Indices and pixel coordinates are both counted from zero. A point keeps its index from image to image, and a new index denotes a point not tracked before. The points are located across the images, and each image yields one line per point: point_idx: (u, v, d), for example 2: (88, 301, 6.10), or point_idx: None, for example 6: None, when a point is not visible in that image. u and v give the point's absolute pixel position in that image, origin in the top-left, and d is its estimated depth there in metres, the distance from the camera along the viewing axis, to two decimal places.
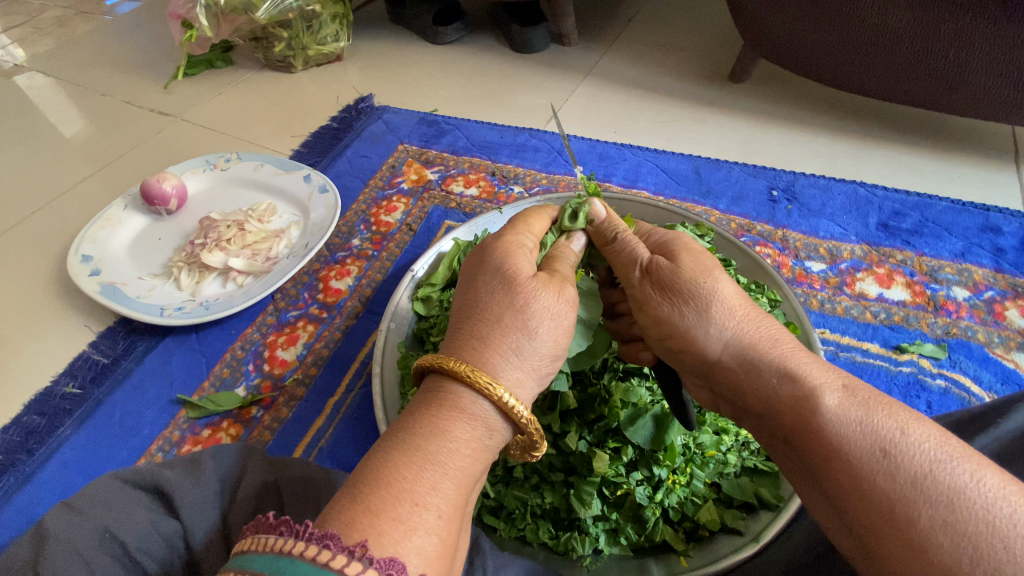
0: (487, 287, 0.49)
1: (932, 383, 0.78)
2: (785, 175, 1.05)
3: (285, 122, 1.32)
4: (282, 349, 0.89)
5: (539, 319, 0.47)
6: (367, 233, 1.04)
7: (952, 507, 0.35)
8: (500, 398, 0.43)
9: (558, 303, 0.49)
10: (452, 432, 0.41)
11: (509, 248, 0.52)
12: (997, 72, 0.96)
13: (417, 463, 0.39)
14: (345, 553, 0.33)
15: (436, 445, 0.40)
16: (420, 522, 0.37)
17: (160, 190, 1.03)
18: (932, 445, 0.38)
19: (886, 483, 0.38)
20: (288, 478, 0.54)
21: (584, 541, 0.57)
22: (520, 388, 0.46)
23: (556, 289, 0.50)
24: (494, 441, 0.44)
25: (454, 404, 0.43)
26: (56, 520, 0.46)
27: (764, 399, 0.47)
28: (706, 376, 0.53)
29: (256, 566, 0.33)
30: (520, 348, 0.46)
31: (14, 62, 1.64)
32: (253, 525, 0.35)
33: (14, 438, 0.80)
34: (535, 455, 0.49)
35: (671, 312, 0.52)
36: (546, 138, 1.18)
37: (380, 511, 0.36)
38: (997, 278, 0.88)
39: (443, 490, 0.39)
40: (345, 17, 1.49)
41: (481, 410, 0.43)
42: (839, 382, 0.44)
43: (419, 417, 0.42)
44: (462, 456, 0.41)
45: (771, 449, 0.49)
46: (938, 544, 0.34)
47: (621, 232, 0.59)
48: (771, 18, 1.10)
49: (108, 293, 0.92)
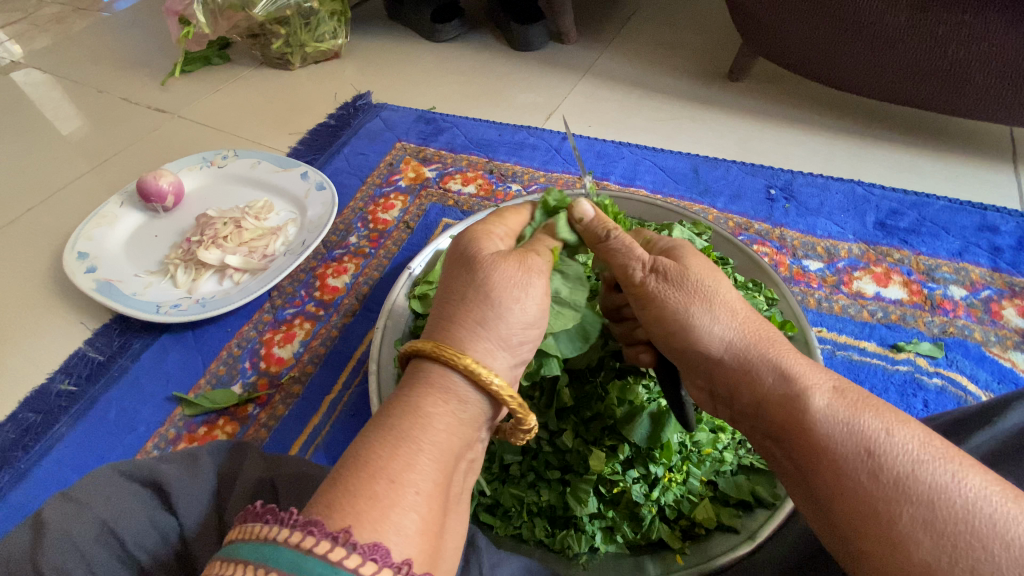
0: (452, 273, 0.49)
1: (929, 381, 0.78)
2: (783, 174, 1.05)
3: (282, 120, 1.31)
4: (278, 347, 0.89)
5: (502, 290, 0.46)
6: (364, 230, 1.04)
7: (933, 506, 0.35)
8: (467, 366, 0.42)
9: (522, 273, 0.48)
10: (424, 409, 0.41)
11: (474, 233, 0.52)
12: (994, 73, 0.96)
13: (392, 442, 0.39)
14: (329, 539, 0.32)
15: (408, 424, 0.40)
16: (398, 499, 0.36)
17: (156, 187, 1.03)
18: (913, 444, 0.38)
19: (871, 484, 0.38)
20: (283, 475, 0.53)
21: (580, 539, 0.57)
22: (491, 359, 0.45)
23: (518, 261, 0.49)
24: (471, 413, 0.43)
25: (424, 381, 0.43)
26: (54, 512, 0.46)
27: (758, 396, 0.47)
28: (710, 376, 0.51)
29: (241, 555, 0.33)
30: (485, 318, 0.45)
31: (10, 59, 1.63)
32: (240, 515, 0.35)
33: (9, 436, 0.80)
34: (528, 431, 0.48)
35: (678, 308, 0.52)
36: (545, 136, 1.18)
37: (357, 491, 0.36)
38: (994, 277, 0.88)
39: (420, 467, 0.39)
40: (343, 14, 1.49)
41: (451, 382, 0.43)
42: (830, 382, 0.44)
43: (394, 400, 0.42)
44: (436, 431, 0.41)
45: (762, 448, 0.48)
46: (919, 543, 0.35)
47: (614, 230, 0.56)
48: (769, 18, 1.10)
49: (104, 290, 0.91)
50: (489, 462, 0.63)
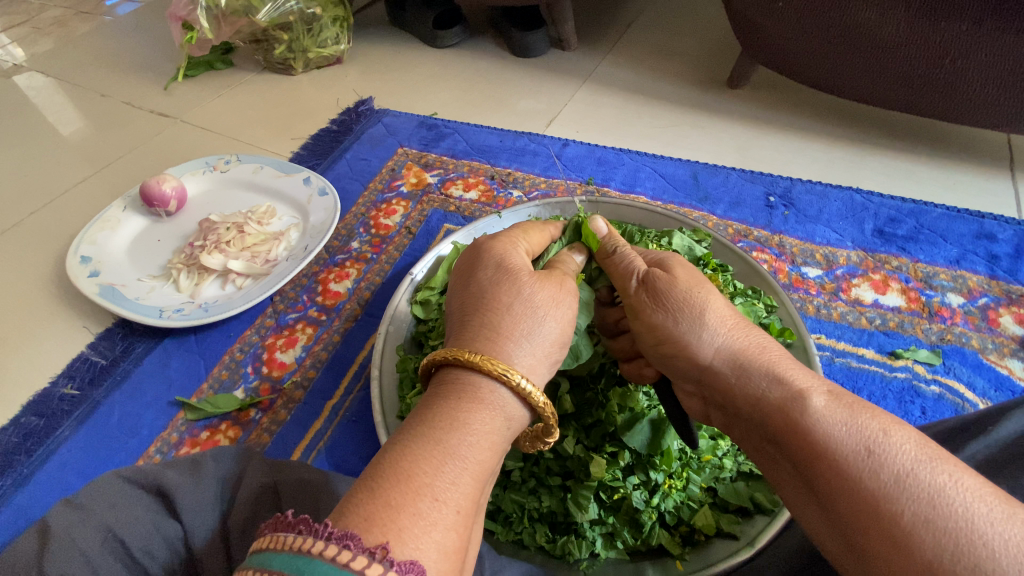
0: (494, 281, 0.50)
1: (927, 389, 0.79)
2: (782, 181, 1.06)
3: (285, 125, 1.32)
4: (281, 351, 0.90)
5: (546, 309, 0.49)
6: (366, 235, 1.05)
7: (933, 504, 0.36)
8: (518, 384, 0.43)
9: (561, 293, 0.51)
10: (473, 424, 0.41)
11: (504, 246, 0.55)
12: (991, 82, 0.97)
13: (438, 457, 0.39)
14: (365, 554, 0.33)
15: (456, 438, 0.40)
16: (440, 517, 0.37)
17: (160, 192, 1.03)
18: (913, 444, 0.39)
19: (870, 481, 0.38)
20: (287, 481, 0.54)
21: (581, 544, 0.58)
22: (534, 375, 0.46)
23: (557, 282, 0.52)
24: (513, 429, 0.44)
25: (472, 394, 0.43)
26: (60, 517, 0.47)
27: (754, 402, 0.47)
28: (698, 382, 0.53)
29: (274, 565, 0.33)
30: (531, 333, 0.47)
31: (13, 62, 1.64)
32: (269, 522, 0.35)
33: (12, 439, 0.80)
34: (546, 443, 0.51)
35: (666, 318, 0.53)
36: (545, 142, 1.19)
37: (401, 506, 0.36)
38: (991, 285, 0.89)
39: (462, 485, 0.39)
40: (346, 20, 1.50)
41: (499, 399, 0.43)
42: (825, 386, 0.45)
43: (437, 410, 0.42)
44: (482, 448, 0.41)
45: (761, 453, 0.49)
46: (921, 539, 0.35)
47: (620, 244, 0.60)
48: (769, 26, 1.11)
49: (107, 294, 0.92)
50: None
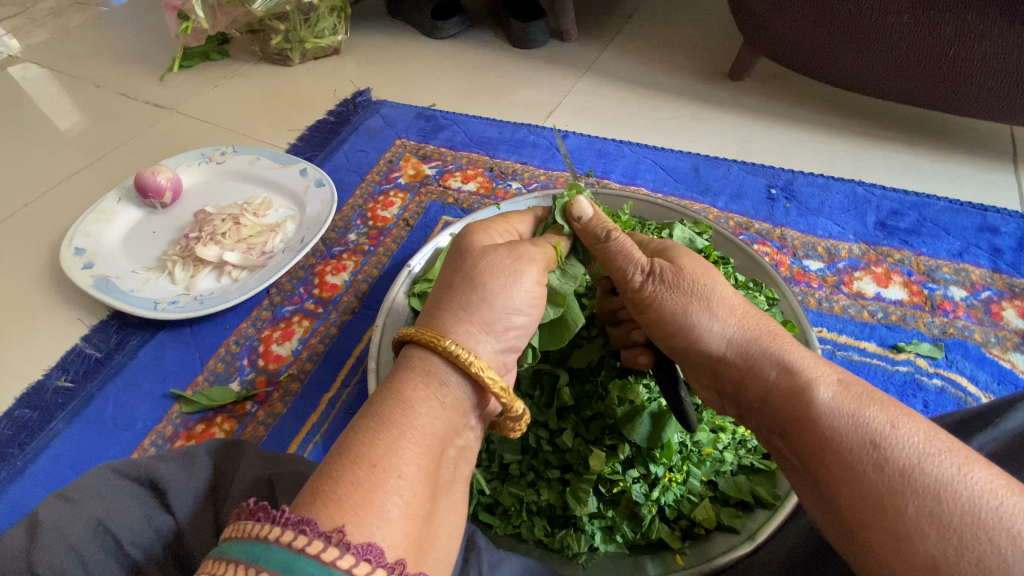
0: (454, 263, 0.50)
1: (929, 382, 0.78)
2: (784, 173, 1.05)
3: (281, 117, 1.31)
4: (277, 344, 0.89)
5: (487, 275, 0.48)
6: (364, 227, 1.04)
7: (939, 498, 0.35)
8: (447, 349, 0.43)
9: (512, 262, 0.50)
10: (407, 392, 0.41)
11: (475, 231, 0.53)
12: (996, 74, 0.96)
13: (374, 427, 0.39)
14: (322, 538, 0.32)
15: (391, 408, 0.40)
16: (380, 483, 0.36)
17: (154, 183, 1.02)
18: (922, 437, 0.38)
19: (875, 475, 0.37)
20: (281, 472, 0.52)
21: (580, 538, 0.57)
22: (472, 342, 0.45)
23: (508, 251, 0.51)
24: (454, 398, 0.43)
25: (407, 366, 0.43)
26: (51, 510, 0.46)
27: (764, 393, 0.47)
28: (714, 375, 0.52)
29: (231, 554, 0.32)
30: (469, 303, 0.46)
31: (7, 53, 1.62)
32: (234, 511, 0.35)
33: (4, 432, 0.79)
34: (516, 419, 0.47)
35: (675, 310, 0.52)
36: (544, 134, 1.17)
37: (339, 477, 0.36)
38: (994, 278, 0.88)
39: (403, 451, 0.38)
40: (344, 10, 1.48)
41: (434, 366, 0.43)
42: (835, 375, 0.44)
43: (378, 387, 0.43)
44: (419, 414, 0.40)
45: (769, 444, 0.48)
46: (924, 534, 0.34)
47: (613, 230, 0.56)
48: (772, 17, 1.10)
49: (101, 286, 0.91)
50: (488, 461, 0.63)
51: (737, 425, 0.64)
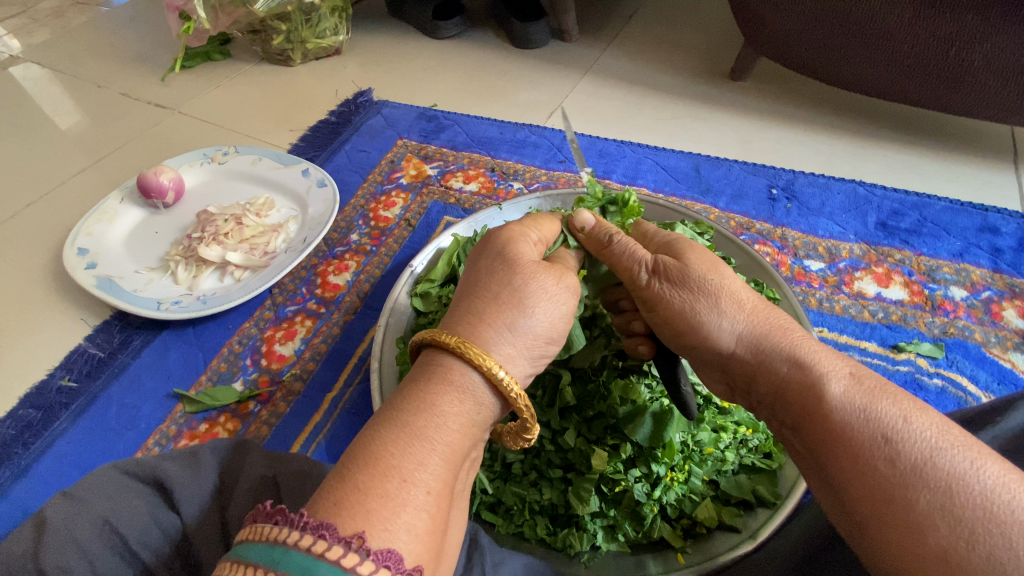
0: (489, 269, 0.50)
1: (930, 381, 0.79)
2: (784, 174, 1.05)
3: (283, 117, 1.31)
4: (280, 344, 0.89)
5: (536, 298, 0.48)
6: (366, 227, 1.04)
7: (950, 492, 0.35)
8: (490, 370, 0.42)
9: (557, 288, 0.50)
10: (442, 407, 0.41)
11: (513, 235, 0.53)
12: (997, 74, 0.97)
13: (405, 439, 0.38)
14: (341, 544, 0.32)
15: (423, 421, 0.40)
16: (409, 498, 0.36)
17: (157, 184, 1.02)
18: (935, 432, 0.38)
19: (887, 469, 0.38)
20: (286, 472, 0.52)
21: (582, 537, 0.58)
22: (511, 364, 0.46)
23: (557, 275, 0.51)
24: (483, 416, 0.43)
25: (443, 377, 0.42)
26: (56, 510, 0.46)
27: (776, 386, 0.47)
28: (724, 370, 0.53)
29: (249, 557, 0.33)
30: (516, 324, 0.46)
31: (8, 53, 1.62)
32: (250, 514, 0.35)
33: (9, 432, 0.80)
34: (527, 440, 0.49)
35: (683, 307, 0.52)
36: (546, 134, 1.18)
37: (368, 489, 0.35)
38: (995, 278, 0.89)
39: (432, 467, 0.38)
40: (345, 10, 1.48)
41: (470, 382, 0.43)
42: (848, 368, 0.44)
43: (408, 393, 0.42)
44: (450, 431, 0.40)
45: (780, 438, 0.49)
46: (935, 527, 0.35)
47: (616, 234, 0.56)
48: (772, 18, 1.10)
49: (104, 287, 0.91)
50: (490, 460, 0.64)
51: (739, 424, 0.64)
